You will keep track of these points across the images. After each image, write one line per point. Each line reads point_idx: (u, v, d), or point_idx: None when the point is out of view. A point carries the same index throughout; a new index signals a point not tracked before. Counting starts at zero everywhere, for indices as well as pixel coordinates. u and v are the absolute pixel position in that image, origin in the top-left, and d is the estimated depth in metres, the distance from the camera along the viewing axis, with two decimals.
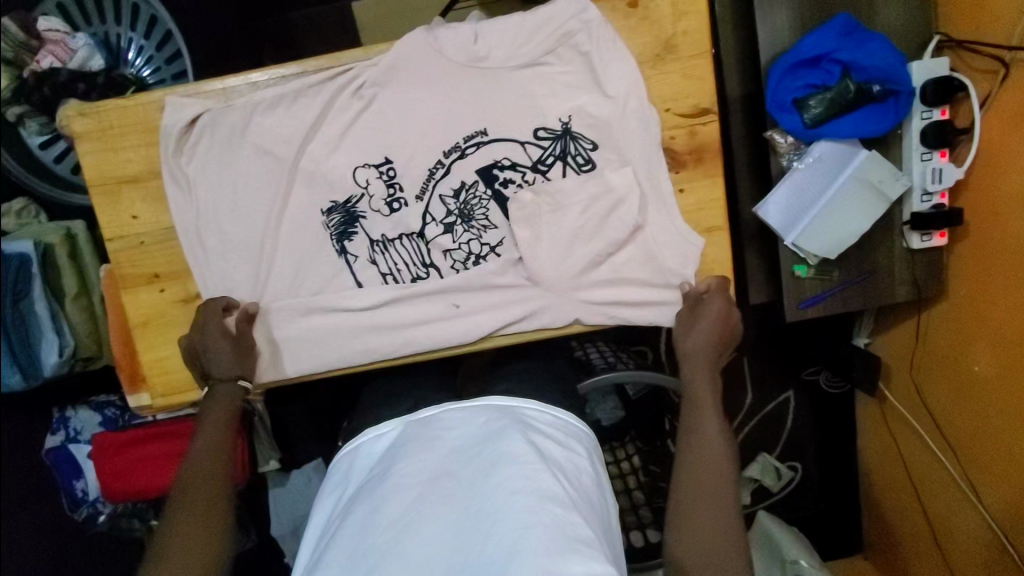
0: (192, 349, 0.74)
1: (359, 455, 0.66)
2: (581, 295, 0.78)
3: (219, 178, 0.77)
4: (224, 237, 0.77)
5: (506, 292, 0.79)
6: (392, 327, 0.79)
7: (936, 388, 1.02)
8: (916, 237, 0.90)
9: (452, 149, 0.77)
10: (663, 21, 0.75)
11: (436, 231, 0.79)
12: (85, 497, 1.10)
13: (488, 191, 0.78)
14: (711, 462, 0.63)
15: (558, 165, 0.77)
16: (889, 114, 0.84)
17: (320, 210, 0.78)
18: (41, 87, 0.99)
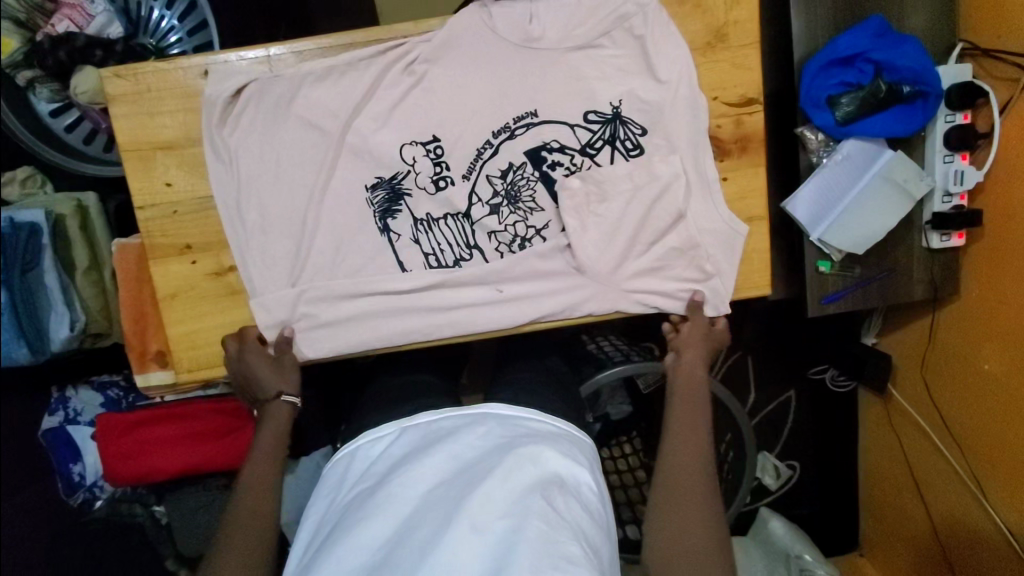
0: (238, 375, 0.75)
1: (358, 458, 0.66)
2: (624, 281, 0.78)
3: (262, 150, 0.75)
4: (264, 212, 0.76)
5: (548, 275, 0.79)
6: (433, 307, 0.78)
7: (946, 390, 1.05)
8: (936, 237, 0.93)
9: (502, 130, 0.77)
10: (716, 9, 0.76)
11: (482, 212, 0.78)
12: (81, 482, 1.07)
13: (536, 173, 0.78)
14: (698, 474, 0.64)
15: (607, 149, 0.78)
16: (917, 115, 0.85)
17: (365, 186, 0.77)
18: (56, 51, 0.92)
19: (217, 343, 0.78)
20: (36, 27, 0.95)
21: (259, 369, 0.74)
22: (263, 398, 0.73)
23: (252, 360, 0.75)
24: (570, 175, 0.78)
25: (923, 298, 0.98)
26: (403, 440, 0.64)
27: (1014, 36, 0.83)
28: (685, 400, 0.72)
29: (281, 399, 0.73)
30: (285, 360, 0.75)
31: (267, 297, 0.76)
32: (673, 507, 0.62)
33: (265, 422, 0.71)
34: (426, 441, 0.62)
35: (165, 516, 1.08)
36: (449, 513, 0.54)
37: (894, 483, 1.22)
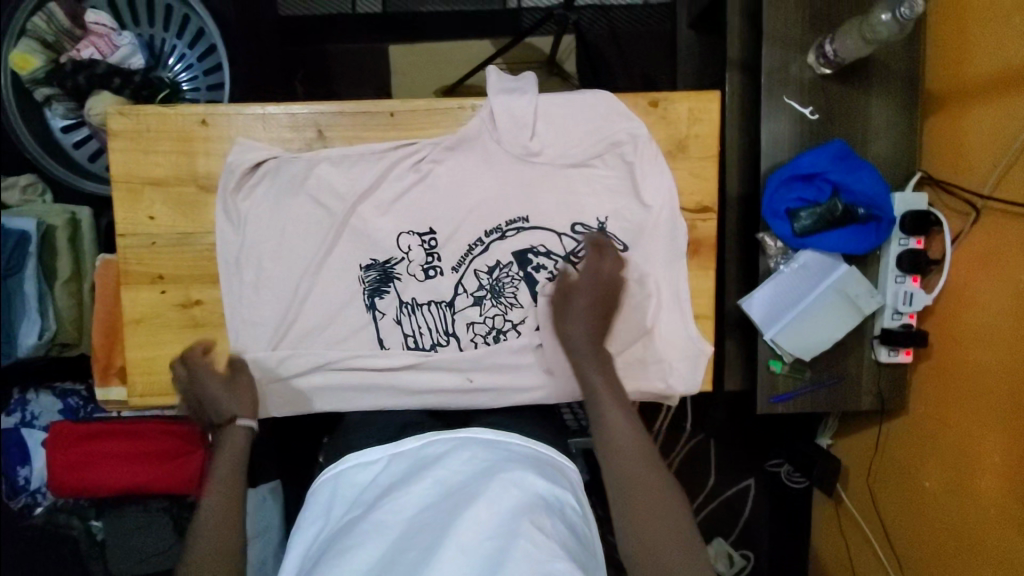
0: (192, 398, 0.73)
1: (344, 486, 0.66)
2: (589, 386, 0.77)
3: (271, 219, 0.75)
4: (262, 274, 0.75)
5: (520, 371, 0.77)
6: (400, 388, 0.77)
7: (891, 503, 1.05)
8: (884, 351, 0.96)
9: (493, 230, 0.76)
10: (679, 122, 0.74)
11: (465, 303, 0.77)
12: (25, 485, 1.10)
13: (521, 272, 0.76)
14: (633, 462, 0.61)
15: (589, 260, 0.76)
16: (870, 236, 0.90)
17: (359, 264, 0.76)
18: (77, 75, 1.01)
19: (176, 372, 0.78)
20: (62, 49, 1.01)
21: (212, 387, 0.72)
22: (218, 421, 0.71)
23: (202, 373, 0.73)
24: (552, 280, 0.76)
25: (871, 409, 1.00)
26: (392, 466, 0.65)
27: (970, 175, 0.88)
28: (597, 381, 0.68)
29: (237, 423, 0.71)
30: (240, 376, 0.74)
31: (249, 358, 0.76)
32: (630, 495, 0.59)
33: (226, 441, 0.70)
34: (415, 467, 0.64)
35: (101, 532, 1.08)
36: (437, 538, 0.54)
37: None
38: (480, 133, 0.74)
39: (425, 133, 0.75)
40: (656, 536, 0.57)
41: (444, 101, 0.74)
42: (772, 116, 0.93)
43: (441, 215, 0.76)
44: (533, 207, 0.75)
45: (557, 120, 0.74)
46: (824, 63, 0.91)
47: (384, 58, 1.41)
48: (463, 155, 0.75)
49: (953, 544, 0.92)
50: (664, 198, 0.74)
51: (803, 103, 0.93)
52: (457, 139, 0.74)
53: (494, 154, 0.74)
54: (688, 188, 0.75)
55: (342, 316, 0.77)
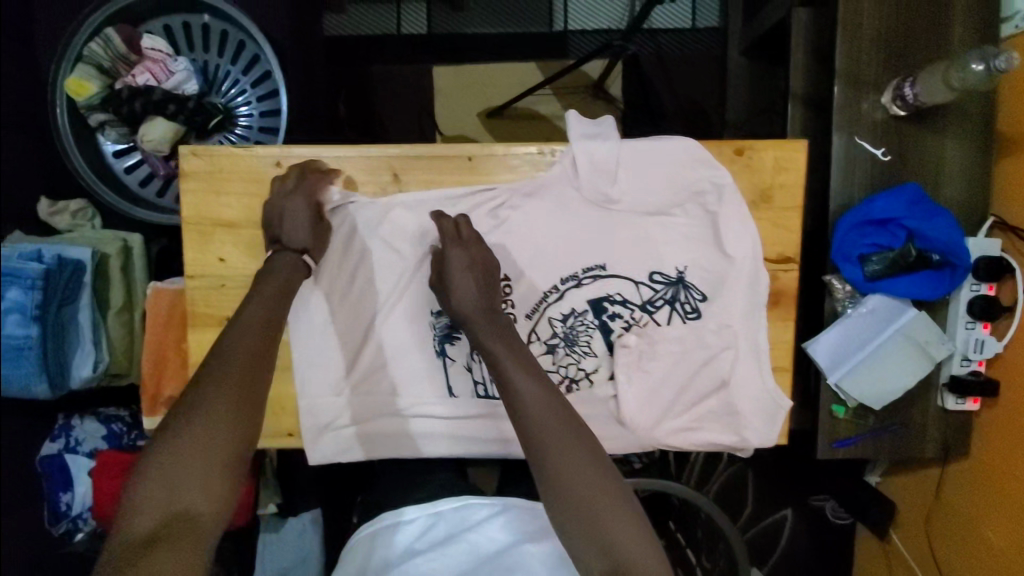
0: (271, 208, 0.70)
1: (382, 543, 0.73)
2: (661, 439, 0.74)
3: (342, 263, 0.73)
4: (333, 319, 0.74)
5: (593, 421, 0.75)
6: (473, 437, 0.76)
7: (954, 554, 1.02)
8: (951, 398, 0.93)
9: (569, 278, 0.74)
10: (764, 171, 0.73)
11: (538, 350, 0.75)
12: (67, 511, 1.07)
13: (595, 321, 0.75)
14: (560, 414, 0.58)
15: (666, 309, 0.74)
16: (944, 282, 0.88)
17: (430, 310, 0.74)
18: (133, 100, 1.00)
19: None
20: (117, 75, 1.01)
21: (298, 217, 0.70)
22: (284, 243, 0.69)
23: (298, 200, 0.70)
24: (627, 329, 0.74)
25: (934, 455, 0.98)
26: (429, 529, 0.73)
27: None
28: (501, 346, 0.63)
29: (299, 256, 0.69)
30: (325, 228, 0.72)
31: (317, 402, 0.75)
32: (557, 451, 0.56)
33: (274, 274, 0.67)
34: (450, 530, 0.73)
35: None
36: None
37: None
38: (560, 178, 0.72)
39: (501, 178, 0.73)
40: (594, 488, 0.55)
41: (523, 146, 0.73)
42: (849, 158, 0.92)
43: (515, 259, 0.74)
44: (610, 255, 0.73)
45: (638, 168, 0.72)
46: (900, 106, 0.90)
47: (429, 79, 1.39)
48: (541, 201, 0.73)
49: None
50: (747, 249, 0.72)
51: (876, 145, 0.92)
52: (536, 185, 0.72)
53: (573, 201, 0.73)
54: (770, 239, 0.74)
55: (411, 362, 0.75)
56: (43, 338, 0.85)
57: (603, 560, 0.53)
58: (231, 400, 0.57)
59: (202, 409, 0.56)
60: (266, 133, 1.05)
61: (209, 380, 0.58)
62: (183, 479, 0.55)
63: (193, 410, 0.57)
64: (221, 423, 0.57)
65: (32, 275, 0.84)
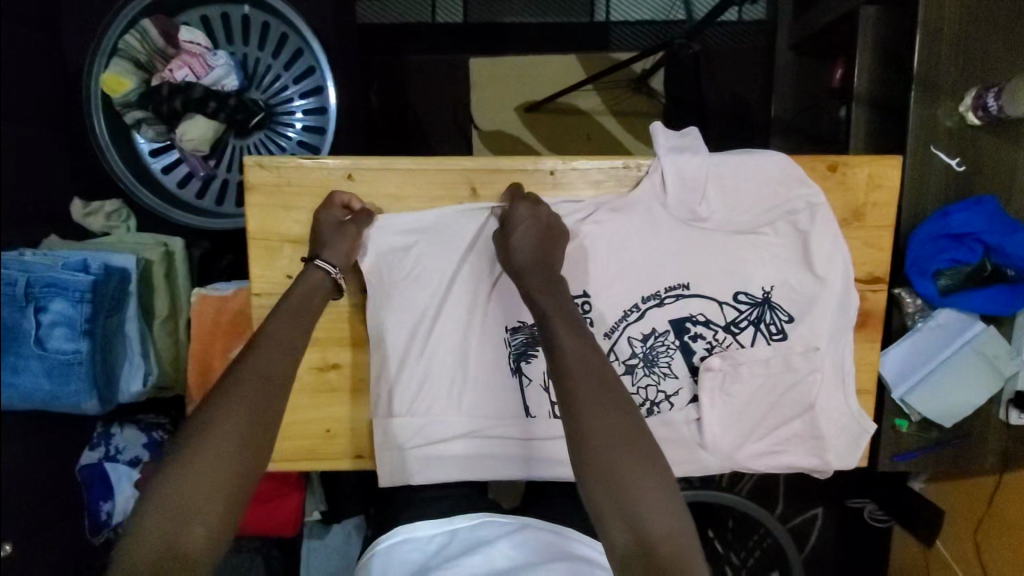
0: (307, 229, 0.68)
1: (395, 560, 0.69)
2: (742, 462, 0.73)
3: (428, 271, 0.69)
4: (417, 332, 0.70)
5: (673, 444, 0.73)
6: (550, 460, 0.73)
7: (1001, 559, 1.02)
8: (1015, 413, 0.92)
9: (651, 296, 0.71)
10: (857, 189, 0.70)
11: (617, 371, 0.72)
12: (107, 521, 1.02)
13: (677, 341, 0.72)
14: (598, 373, 0.54)
15: (751, 330, 0.71)
16: (1020, 297, 0.85)
17: (504, 327, 0.70)
18: (173, 99, 0.95)
19: (310, 437, 0.74)
20: (154, 69, 0.95)
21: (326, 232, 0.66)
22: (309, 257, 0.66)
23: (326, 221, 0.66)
24: (709, 351, 0.72)
25: (993, 466, 0.97)
26: (444, 544, 0.70)
27: None
28: (551, 301, 0.60)
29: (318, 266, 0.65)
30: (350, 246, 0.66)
31: (396, 423, 0.71)
32: (590, 402, 0.52)
33: (304, 283, 0.65)
34: (467, 544, 0.69)
35: None
36: None
37: None
38: (647, 194, 0.69)
39: (586, 194, 0.70)
40: (624, 448, 0.50)
41: (608, 160, 0.70)
42: (922, 171, 0.89)
43: (596, 276, 0.70)
44: (695, 273, 0.70)
45: (728, 185, 0.69)
46: (980, 115, 0.85)
47: (464, 70, 1.33)
48: (627, 217, 0.69)
49: None
50: (838, 270, 0.70)
51: (951, 154, 0.89)
52: (623, 201, 0.69)
53: (660, 218, 0.69)
54: (861, 258, 0.71)
55: (485, 381, 0.71)
56: (93, 353, 0.82)
57: (629, 535, 0.48)
58: (234, 422, 0.54)
59: (213, 432, 0.53)
60: (312, 133, 1.00)
61: (221, 400, 0.55)
62: (186, 510, 0.50)
63: (204, 432, 0.53)
64: (229, 449, 0.53)
65: (80, 287, 0.80)
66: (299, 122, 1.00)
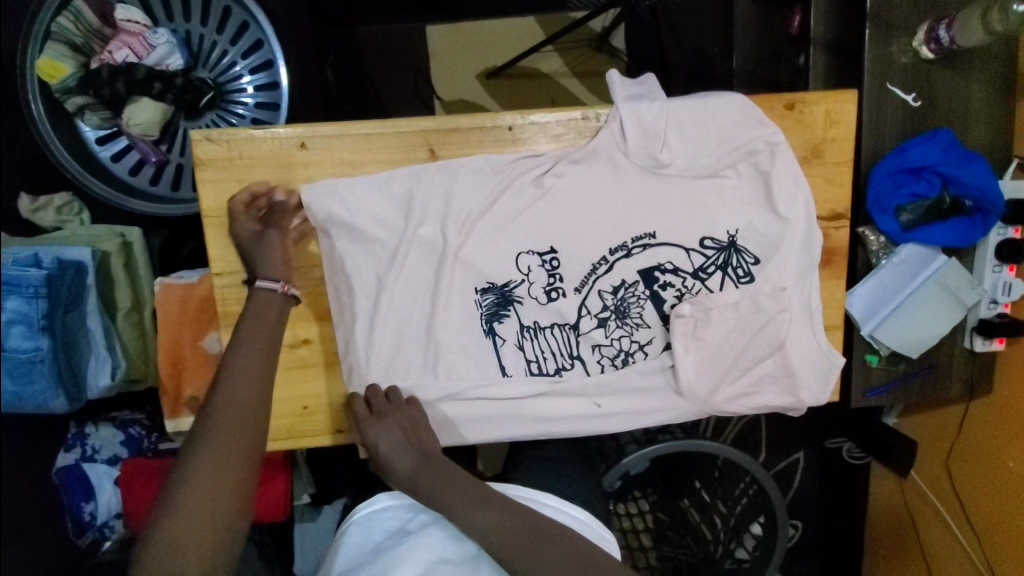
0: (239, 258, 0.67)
1: (375, 527, 0.65)
2: (718, 405, 0.74)
3: (385, 236, 0.69)
4: (388, 299, 0.69)
5: (650, 393, 0.74)
6: (529, 418, 0.73)
7: (970, 486, 1.07)
8: (979, 340, 0.95)
9: (618, 248, 0.71)
10: (816, 125, 0.70)
11: (590, 325, 0.72)
12: (91, 521, 1.03)
13: (647, 291, 0.72)
14: (531, 530, 0.60)
15: (718, 275, 0.72)
16: (976, 228, 0.88)
17: (474, 288, 0.70)
18: (115, 82, 0.90)
19: (288, 415, 0.73)
20: (92, 52, 0.91)
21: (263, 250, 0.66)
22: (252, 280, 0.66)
23: (249, 236, 0.66)
24: (679, 298, 0.72)
25: (959, 393, 1.01)
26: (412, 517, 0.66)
27: None
28: (449, 494, 0.64)
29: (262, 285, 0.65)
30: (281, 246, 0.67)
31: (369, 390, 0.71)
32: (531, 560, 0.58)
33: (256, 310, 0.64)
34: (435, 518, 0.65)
35: None
36: None
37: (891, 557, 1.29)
38: (608, 144, 0.68)
39: (544, 147, 0.69)
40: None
41: (565, 111, 0.69)
42: (879, 110, 0.89)
43: (563, 231, 0.70)
44: (661, 222, 0.70)
45: (687, 130, 0.68)
46: (932, 49, 0.87)
47: (422, 38, 1.29)
48: (589, 168, 0.69)
49: None
50: (800, 210, 0.70)
51: (906, 91, 0.89)
52: (583, 152, 0.68)
53: (622, 168, 0.69)
54: (823, 195, 0.72)
55: (451, 346, 0.71)
56: (55, 350, 0.80)
57: None
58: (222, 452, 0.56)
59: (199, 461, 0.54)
60: (265, 109, 0.97)
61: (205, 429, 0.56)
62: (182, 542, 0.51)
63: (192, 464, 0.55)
64: (214, 481, 0.54)
65: (34, 282, 0.77)
66: (250, 100, 0.96)
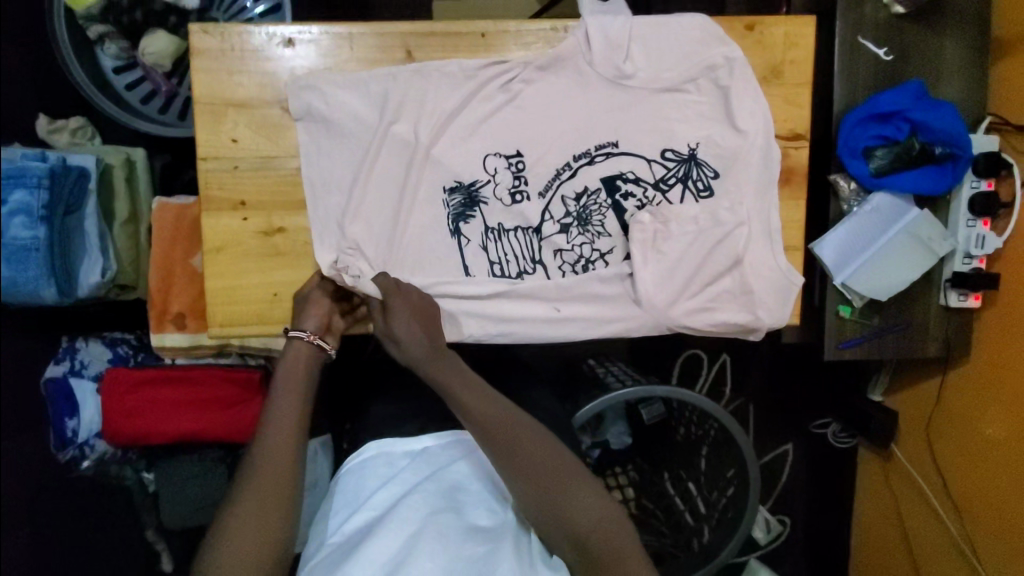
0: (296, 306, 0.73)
1: (368, 477, 0.68)
2: (677, 318, 0.75)
3: (360, 131, 0.73)
4: (360, 191, 0.73)
5: (607, 301, 0.75)
6: (489, 317, 0.74)
7: (950, 456, 1.05)
8: (954, 295, 0.96)
9: (582, 155, 0.74)
10: (775, 47, 0.74)
11: (552, 230, 0.75)
12: (73, 437, 1.00)
13: (609, 200, 0.75)
14: (512, 431, 0.63)
15: (678, 187, 0.75)
16: (946, 177, 0.90)
17: (443, 187, 0.74)
18: (134, 11, 0.97)
19: (256, 301, 0.75)
20: None
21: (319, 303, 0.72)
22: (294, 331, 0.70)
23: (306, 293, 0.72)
24: (641, 209, 0.75)
25: (936, 355, 1.00)
26: (408, 467, 0.68)
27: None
28: (470, 398, 0.65)
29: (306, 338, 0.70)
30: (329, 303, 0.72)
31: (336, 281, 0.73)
32: (508, 458, 0.62)
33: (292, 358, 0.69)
34: (425, 471, 0.68)
35: (153, 484, 1.04)
36: (450, 540, 0.60)
37: (885, 542, 1.21)
38: (574, 52, 0.72)
39: (514, 55, 0.74)
40: (540, 491, 0.60)
41: (536, 23, 0.73)
42: (852, 60, 0.92)
43: (529, 136, 0.74)
44: (623, 132, 0.74)
45: (649, 43, 0.72)
46: (901, 2, 0.89)
47: None
48: (556, 76, 0.73)
49: (1008, 485, 0.95)
50: (758, 124, 0.73)
51: (878, 44, 0.92)
52: (550, 59, 0.72)
53: (587, 77, 0.73)
54: (782, 115, 0.75)
55: (418, 241, 0.74)
56: (53, 242, 0.85)
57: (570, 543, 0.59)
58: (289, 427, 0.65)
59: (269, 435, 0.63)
60: None
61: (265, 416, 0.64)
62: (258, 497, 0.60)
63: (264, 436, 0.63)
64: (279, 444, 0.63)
65: (37, 175, 0.83)
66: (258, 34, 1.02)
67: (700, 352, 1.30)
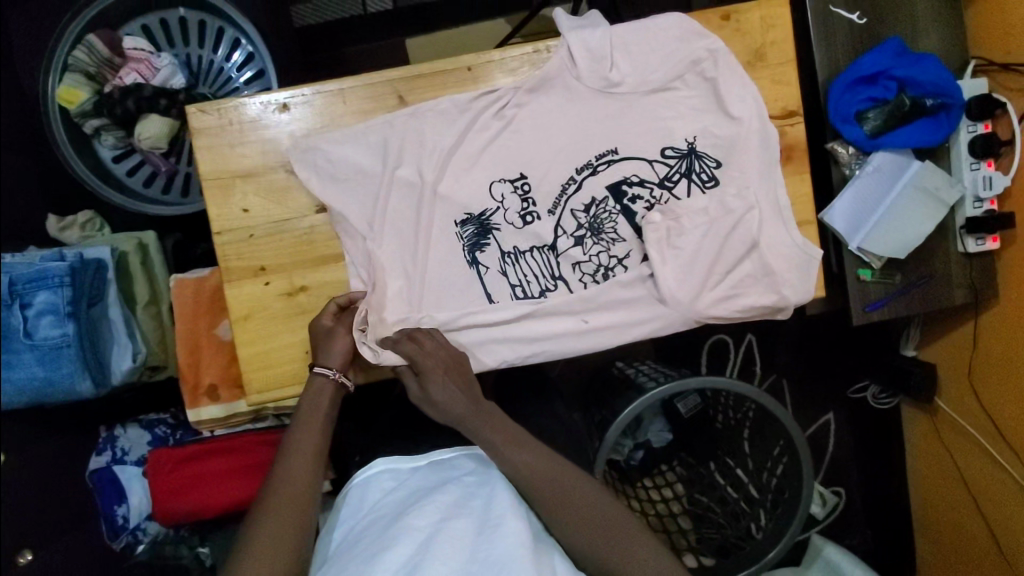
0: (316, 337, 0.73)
1: (374, 489, 0.63)
2: (703, 310, 0.75)
3: (366, 180, 0.75)
4: (374, 238, 0.74)
5: (632, 304, 0.76)
6: (520, 340, 0.75)
7: (999, 402, 1.03)
8: (971, 241, 0.96)
9: (584, 167, 0.75)
10: (753, 31, 0.75)
11: (567, 244, 0.76)
12: (126, 524, 1.01)
13: (617, 206, 0.76)
14: (551, 475, 0.65)
15: (684, 182, 0.75)
16: (941, 126, 0.90)
17: (454, 221, 0.75)
18: (125, 100, 0.99)
19: (290, 362, 0.76)
20: (105, 80, 1.01)
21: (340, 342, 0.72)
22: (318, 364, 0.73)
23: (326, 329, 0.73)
24: (650, 209, 0.76)
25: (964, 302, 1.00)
26: (415, 475, 0.63)
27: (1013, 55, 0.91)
28: (494, 434, 0.67)
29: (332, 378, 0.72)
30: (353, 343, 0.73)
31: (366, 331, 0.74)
32: (564, 497, 0.64)
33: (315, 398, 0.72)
34: (437, 479, 0.62)
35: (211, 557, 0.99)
36: (464, 546, 0.54)
37: (946, 499, 1.18)
38: (560, 70, 0.73)
39: (502, 83, 0.75)
40: (594, 532, 0.63)
41: (518, 48, 0.75)
42: (827, 30, 0.93)
43: (529, 157, 0.75)
44: (621, 137, 0.75)
45: (632, 49, 0.74)
46: None
47: None
48: (547, 95, 0.74)
49: None
50: (751, 109, 0.74)
51: (851, 10, 0.93)
52: (538, 80, 0.73)
53: (577, 91, 0.74)
54: (772, 95, 0.76)
55: (438, 277, 0.75)
56: (80, 336, 0.86)
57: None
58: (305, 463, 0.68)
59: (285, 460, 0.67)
60: None
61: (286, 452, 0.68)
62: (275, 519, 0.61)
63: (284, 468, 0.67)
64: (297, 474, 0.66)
65: (58, 273, 0.84)
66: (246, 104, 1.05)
67: (725, 338, 1.30)
